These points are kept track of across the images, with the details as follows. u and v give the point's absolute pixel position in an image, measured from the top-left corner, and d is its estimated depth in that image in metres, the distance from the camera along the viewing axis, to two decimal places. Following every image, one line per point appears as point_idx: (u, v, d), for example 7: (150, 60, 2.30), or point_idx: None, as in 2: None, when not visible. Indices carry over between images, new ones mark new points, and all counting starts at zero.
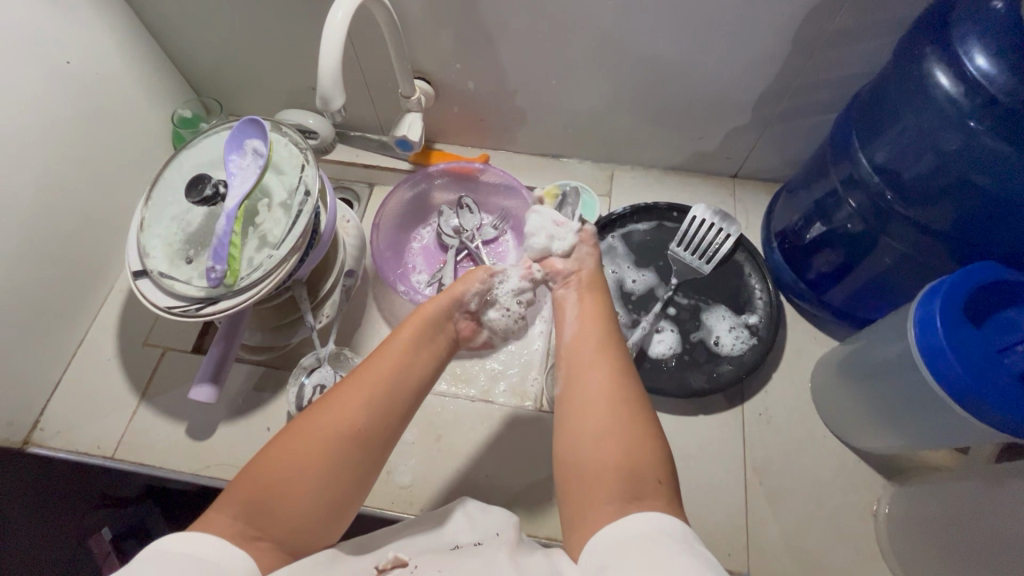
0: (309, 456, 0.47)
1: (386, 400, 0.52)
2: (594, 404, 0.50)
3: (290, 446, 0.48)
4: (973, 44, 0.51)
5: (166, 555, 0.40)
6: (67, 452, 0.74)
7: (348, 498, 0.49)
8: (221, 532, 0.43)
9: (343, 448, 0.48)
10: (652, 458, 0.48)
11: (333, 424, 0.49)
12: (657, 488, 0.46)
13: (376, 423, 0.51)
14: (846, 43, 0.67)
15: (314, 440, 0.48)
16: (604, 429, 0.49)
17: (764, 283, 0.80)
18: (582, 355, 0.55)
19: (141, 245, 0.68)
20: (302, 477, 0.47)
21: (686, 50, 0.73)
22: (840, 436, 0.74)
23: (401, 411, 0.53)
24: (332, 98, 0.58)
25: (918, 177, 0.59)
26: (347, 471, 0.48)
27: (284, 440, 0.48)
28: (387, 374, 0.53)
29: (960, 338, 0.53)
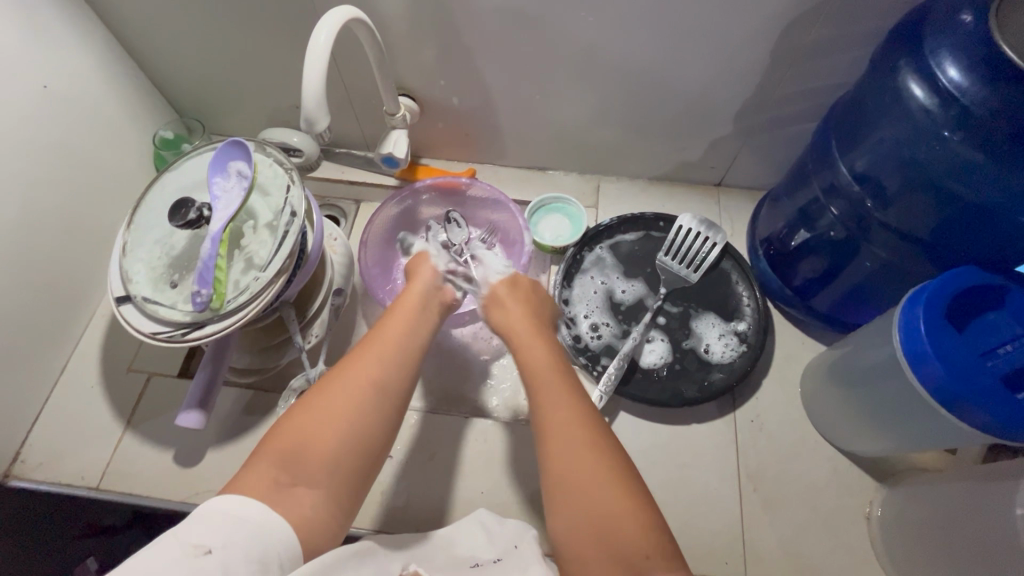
0: (335, 408, 0.49)
1: (403, 360, 0.55)
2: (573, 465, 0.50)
3: (317, 399, 0.50)
4: (945, 57, 0.52)
5: (215, 518, 0.42)
6: (48, 483, 0.72)
7: (376, 442, 0.50)
8: (254, 489, 0.45)
9: (368, 399, 0.51)
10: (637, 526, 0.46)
11: (353, 379, 0.51)
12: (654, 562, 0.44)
13: (394, 376, 0.53)
14: (822, 55, 0.68)
15: (339, 395, 0.50)
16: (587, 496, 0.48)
17: (751, 290, 0.81)
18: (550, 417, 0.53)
19: (124, 270, 0.67)
20: (331, 428, 0.49)
21: (668, 64, 0.74)
22: (831, 440, 0.75)
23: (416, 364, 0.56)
24: (316, 119, 0.57)
25: (896, 185, 0.60)
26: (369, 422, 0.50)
27: (310, 398, 0.51)
28: (403, 336, 0.57)
29: (945, 344, 0.54)
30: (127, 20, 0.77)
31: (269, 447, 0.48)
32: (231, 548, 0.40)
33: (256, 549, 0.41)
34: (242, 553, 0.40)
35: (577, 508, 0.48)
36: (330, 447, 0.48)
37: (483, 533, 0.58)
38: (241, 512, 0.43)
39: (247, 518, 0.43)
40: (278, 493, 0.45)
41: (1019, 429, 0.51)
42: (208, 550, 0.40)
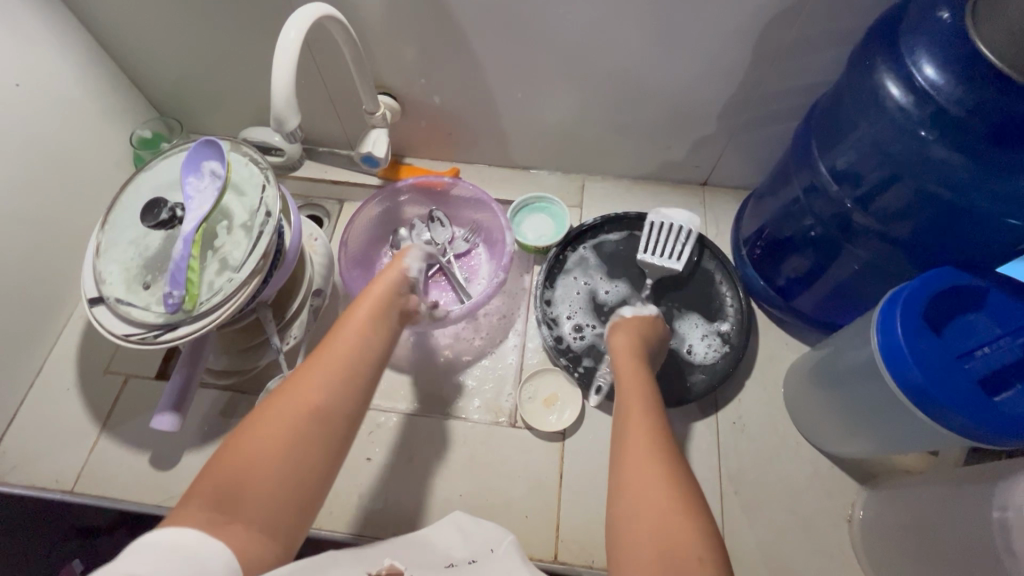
0: (276, 434, 0.47)
1: (347, 382, 0.53)
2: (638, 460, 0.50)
3: (255, 427, 0.47)
4: (921, 55, 0.51)
5: (147, 546, 0.37)
6: (23, 487, 0.71)
7: (322, 466, 0.48)
8: (190, 518, 0.40)
9: (314, 422, 0.49)
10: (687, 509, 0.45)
11: (296, 407, 0.49)
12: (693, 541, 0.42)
13: (343, 401, 0.52)
14: (803, 54, 0.68)
15: (280, 420, 0.48)
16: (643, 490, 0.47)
17: (734, 290, 0.80)
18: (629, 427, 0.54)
19: (97, 271, 0.67)
20: (273, 454, 0.46)
21: (649, 63, 0.73)
22: (813, 442, 0.74)
23: (362, 388, 0.54)
24: (285, 119, 0.56)
25: (875, 185, 0.59)
26: (309, 448, 0.47)
27: (248, 428, 0.47)
28: (347, 355, 0.55)
29: (923, 346, 0.53)
30: (102, 17, 0.76)
31: (204, 481, 0.43)
32: (167, 572, 0.35)
33: (196, 573, 0.36)
34: (180, 575, 0.36)
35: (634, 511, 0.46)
36: (271, 474, 0.45)
37: (459, 532, 0.55)
38: (178, 540, 0.38)
39: (185, 545, 0.38)
40: (219, 525, 0.40)
41: (995, 431, 0.50)
42: None
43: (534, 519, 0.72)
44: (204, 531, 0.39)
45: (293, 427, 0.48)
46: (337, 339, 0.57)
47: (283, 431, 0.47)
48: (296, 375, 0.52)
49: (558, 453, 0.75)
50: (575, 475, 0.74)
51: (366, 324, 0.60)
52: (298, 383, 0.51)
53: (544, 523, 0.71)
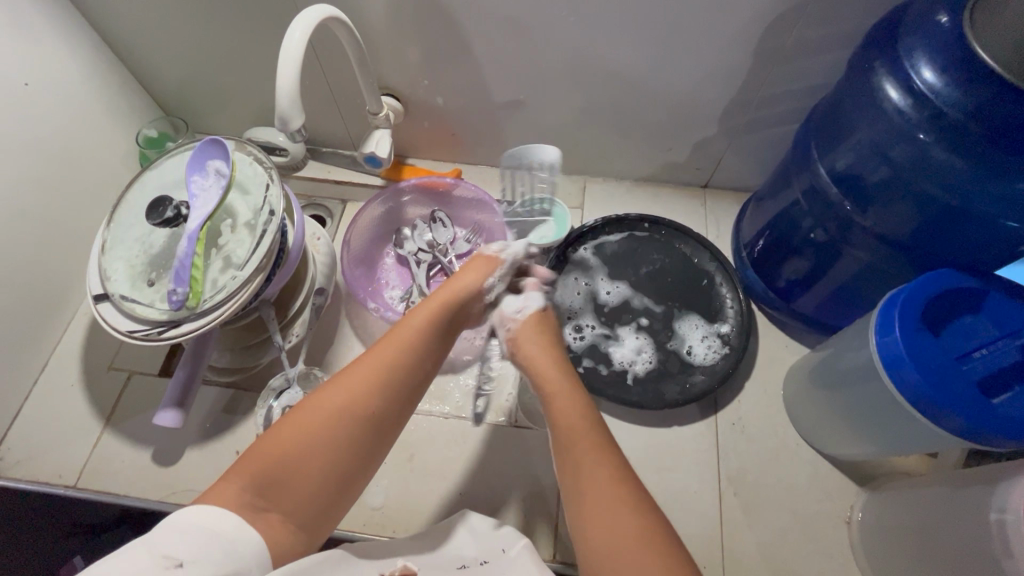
0: (322, 430, 0.48)
1: (398, 387, 0.52)
2: (607, 509, 0.47)
3: (303, 416, 0.48)
4: (920, 58, 0.52)
5: (184, 530, 0.40)
6: (26, 481, 0.72)
7: (357, 468, 0.50)
8: (230, 502, 0.43)
9: (359, 426, 0.50)
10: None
11: (344, 407, 0.49)
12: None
13: (390, 406, 0.52)
14: (803, 57, 0.68)
15: (327, 415, 0.49)
16: (617, 547, 0.44)
17: (734, 292, 0.80)
18: (587, 477, 0.49)
19: (103, 268, 0.67)
20: (316, 451, 0.47)
21: (650, 65, 0.74)
22: (813, 444, 0.74)
23: (411, 392, 0.54)
24: (290, 118, 0.56)
25: (875, 188, 0.60)
26: (350, 450, 0.49)
27: (298, 414, 0.49)
28: (404, 356, 0.53)
29: (920, 347, 0.54)
30: (110, 18, 0.77)
31: (251, 461, 0.46)
32: (201, 561, 0.38)
33: (228, 566, 0.40)
34: (213, 564, 0.39)
35: (600, 538, 0.46)
36: (312, 470, 0.47)
37: (471, 538, 0.55)
38: (215, 522, 0.41)
39: (219, 530, 0.41)
40: (255, 509, 0.44)
41: (992, 432, 0.51)
42: (179, 563, 0.38)
43: (533, 518, 0.72)
44: (244, 516, 0.43)
45: (338, 427, 0.49)
46: (397, 333, 0.55)
47: (329, 429, 0.48)
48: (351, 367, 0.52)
49: None
50: None
51: (430, 324, 0.56)
52: (349, 379, 0.51)
53: (543, 522, 0.72)
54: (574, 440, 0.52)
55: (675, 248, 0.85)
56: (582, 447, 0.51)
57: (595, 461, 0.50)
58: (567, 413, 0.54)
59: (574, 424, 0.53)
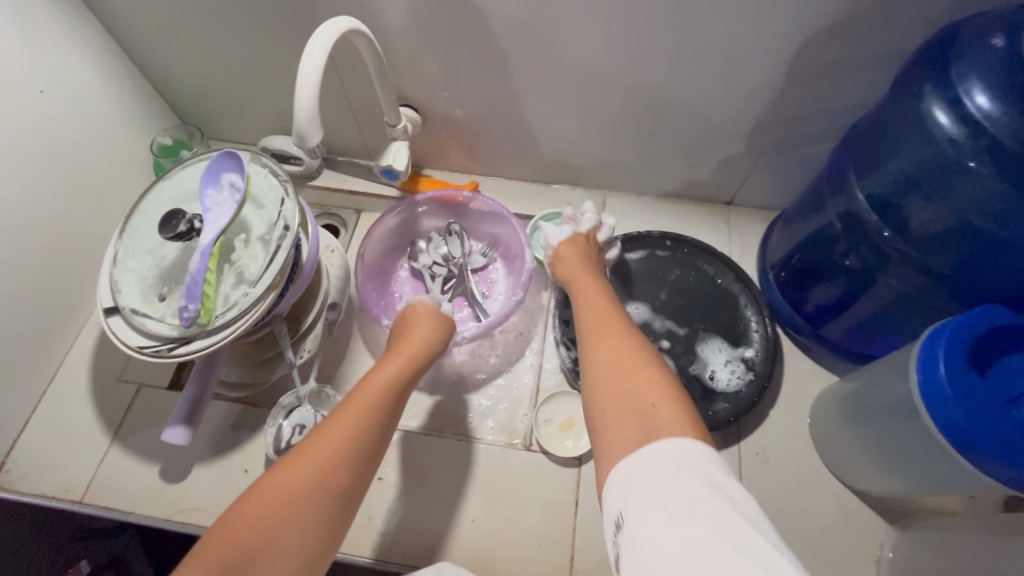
0: (288, 510, 0.44)
1: (362, 455, 0.50)
2: (613, 362, 0.52)
3: (267, 494, 0.45)
4: (974, 84, 0.49)
5: None
6: (33, 496, 0.71)
7: (324, 552, 0.45)
8: None
9: (326, 501, 0.46)
10: (664, 389, 0.47)
11: (317, 471, 0.47)
12: (668, 412, 0.45)
13: (362, 471, 0.50)
14: (840, 75, 0.66)
15: (292, 491, 0.45)
16: (621, 370, 0.51)
17: (760, 316, 0.77)
18: (600, 344, 0.55)
19: (114, 280, 0.66)
20: (283, 533, 0.43)
21: (679, 80, 0.71)
22: (841, 478, 0.71)
23: (372, 461, 0.52)
24: (308, 135, 0.55)
25: (917, 216, 0.57)
26: (316, 529, 0.45)
27: (258, 493, 0.45)
28: (369, 417, 0.53)
29: (965, 388, 0.51)
30: (127, 24, 0.76)
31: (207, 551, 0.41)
32: None
33: None
34: None
35: (608, 386, 0.50)
36: (279, 555, 0.43)
37: None
38: None
39: None
40: None
41: None
42: None
43: (548, 548, 0.69)
44: None
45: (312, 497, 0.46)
46: (358, 396, 0.55)
47: (295, 507, 0.45)
48: (315, 432, 0.50)
49: (574, 480, 0.73)
50: (591, 503, 0.71)
51: (390, 385, 0.58)
52: (316, 447, 0.48)
53: (558, 552, 0.69)
54: (594, 312, 0.61)
55: (698, 267, 0.82)
56: (601, 311, 0.61)
57: (606, 334, 0.56)
58: (588, 292, 0.65)
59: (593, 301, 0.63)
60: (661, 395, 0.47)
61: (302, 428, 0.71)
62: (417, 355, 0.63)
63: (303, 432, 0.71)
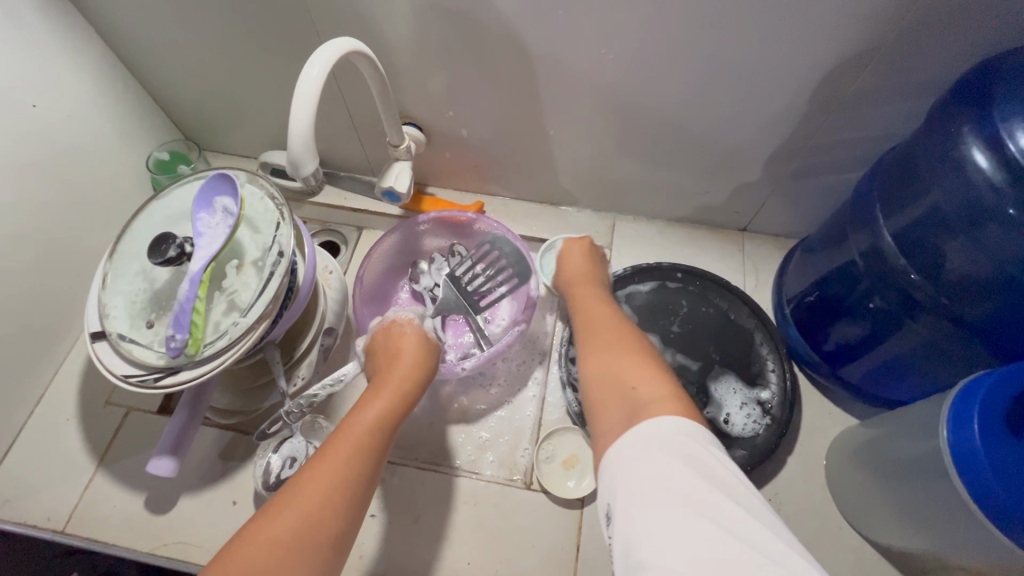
0: (281, 560, 0.41)
1: (352, 499, 0.47)
2: (607, 363, 0.51)
3: (257, 544, 0.41)
4: (1017, 125, 0.45)
5: None
6: (13, 525, 0.68)
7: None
8: None
9: (319, 554, 0.43)
10: (653, 372, 0.48)
11: (304, 519, 0.44)
12: (649, 391, 0.45)
13: (350, 513, 0.47)
14: (866, 106, 0.62)
15: (285, 540, 0.42)
16: (612, 360, 0.51)
17: (777, 356, 0.74)
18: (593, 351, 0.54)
19: (101, 304, 0.63)
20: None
21: (695, 106, 0.68)
22: (858, 528, 0.67)
23: (359, 508, 0.48)
24: (302, 163, 0.52)
25: (950, 261, 0.53)
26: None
27: (246, 543, 0.41)
28: (362, 459, 0.50)
29: (1001, 453, 0.47)
30: (126, 37, 0.74)
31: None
32: None
33: None
34: None
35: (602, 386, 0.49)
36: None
37: None
38: None
39: None
40: None
41: None
42: None
43: None
44: None
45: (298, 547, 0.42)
46: (348, 434, 0.52)
47: (287, 560, 0.41)
48: (307, 475, 0.47)
49: (576, 522, 0.70)
50: (593, 548, 0.68)
51: (383, 420, 0.55)
52: (308, 488, 0.46)
53: None
54: (592, 317, 0.61)
55: (710, 301, 0.79)
56: (598, 312, 0.61)
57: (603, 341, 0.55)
58: (587, 295, 0.67)
59: (591, 303, 0.64)
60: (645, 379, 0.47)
61: (293, 461, 0.69)
62: (411, 393, 0.60)
63: (294, 465, 0.69)
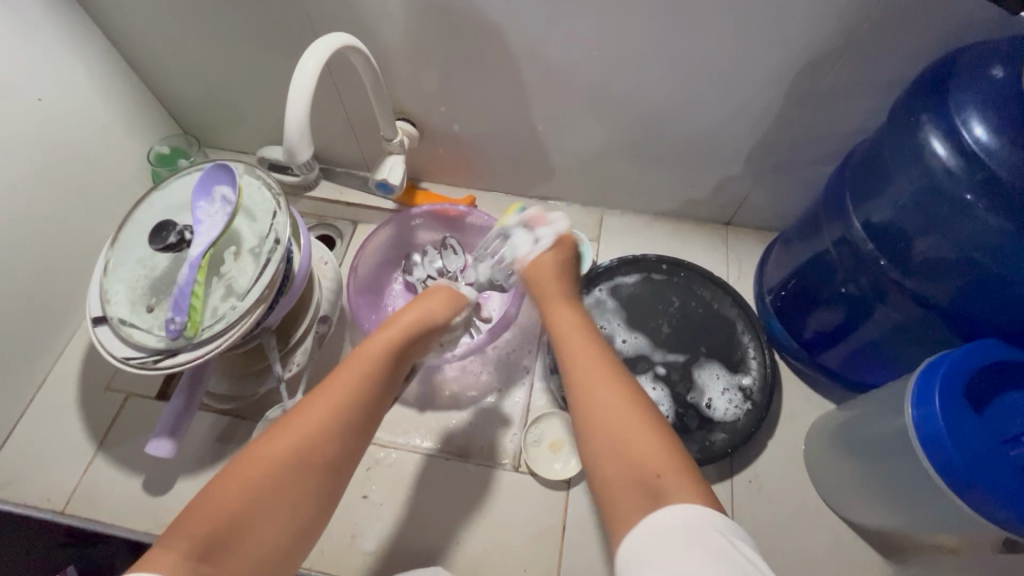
0: (278, 478, 0.44)
1: (351, 425, 0.50)
2: (607, 416, 0.47)
3: (253, 466, 0.44)
4: (971, 116, 0.49)
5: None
6: (13, 505, 0.70)
7: (310, 524, 0.46)
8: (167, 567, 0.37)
9: (308, 477, 0.46)
10: (665, 449, 0.44)
11: (295, 447, 0.46)
12: (678, 480, 0.41)
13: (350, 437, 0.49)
14: (839, 100, 0.65)
15: (280, 461, 0.45)
16: (618, 422, 0.46)
17: (757, 343, 0.76)
18: (589, 386, 0.50)
19: (103, 290, 0.65)
20: (272, 504, 0.44)
21: (678, 102, 0.71)
22: (835, 508, 0.70)
23: (363, 433, 0.51)
24: (299, 151, 0.55)
25: (915, 246, 0.56)
26: (305, 503, 0.45)
27: (241, 464, 0.45)
28: (358, 392, 0.51)
29: (961, 426, 0.49)
30: (129, 34, 0.76)
31: (192, 518, 0.41)
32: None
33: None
34: None
35: (604, 443, 0.46)
36: (266, 529, 0.43)
37: None
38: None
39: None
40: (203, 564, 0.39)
41: None
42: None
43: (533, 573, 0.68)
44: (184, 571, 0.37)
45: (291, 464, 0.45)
46: (353, 363, 0.53)
47: (283, 478, 0.45)
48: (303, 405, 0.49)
49: (563, 503, 0.72)
50: (579, 528, 0.70)
51: (387, 353, 0.56)
52: (305, 414, 0.48)
53: None
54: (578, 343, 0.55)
55: (694, 292, 0.82)
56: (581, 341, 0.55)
57: (600, 383, 0.49)
58: (565, 319, 0.59)
59: (571, 336, 0.56)
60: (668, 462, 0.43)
61: None
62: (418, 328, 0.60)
63: None
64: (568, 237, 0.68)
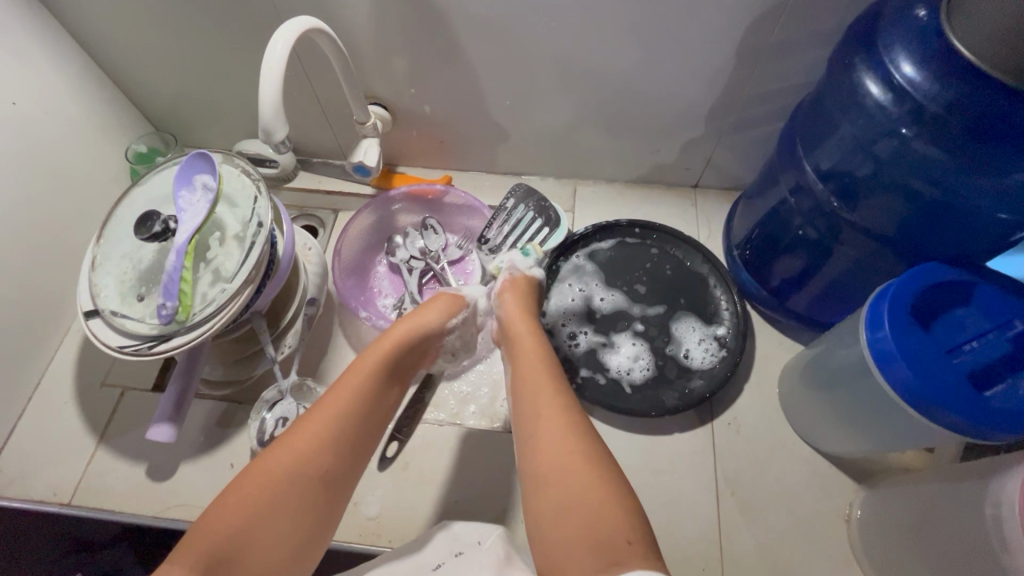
0: (282, 497, 0.47)
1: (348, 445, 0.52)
2: (566, 470, 0.49)
3: (254, 486, 0.47)
4: (899, 53, 0.52)
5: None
6: (22, 501, 0.72)
7: (314, 543, 0.49)
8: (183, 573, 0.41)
9: (315, 485, 0.49)
10: (614, 502, 0.46)
11: (299, 462, 0.49)
12: (628, 550, 0.43)
13: (348, 451, 0.52)
14: (788, 55, 0.68)
15: (286, 478, 0.48)
16: (574, 474, 0.49)
17: (729, 295, 0.80)
18: (553, 433, 0.52)
19: (93, 284, 0.67)
20: (273, 527, 0.46)
21: (637, 69, 0.74)
22: (809, 441, 0.74)
23: (363, 444, 0.54)
24: (274, 129, 0.57)
25: (862, 185, 0.60)
26: (311, 515, 0.48)
27: (252, 477, 0.48)
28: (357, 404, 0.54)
29: (910, 342, 0.53)
30: (98, 36, 0.78)
31: (191, 545, 0.44)
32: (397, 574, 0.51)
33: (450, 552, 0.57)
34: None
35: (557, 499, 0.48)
36: (273, 543, 0.46)
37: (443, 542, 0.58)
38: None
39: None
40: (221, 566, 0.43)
41: (986, 426, 0.50)
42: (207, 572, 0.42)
43: None
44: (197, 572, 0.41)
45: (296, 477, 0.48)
46: (345, 383, 0.56)
47: (281, 502, 0.47)
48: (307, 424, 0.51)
49: None
50: None
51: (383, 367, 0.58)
52: (306, 436, 0.50)
53: None
54: (540, 387, 0.57)
55: (667, 251, 0.85)
56: (541, 380, 0.58)
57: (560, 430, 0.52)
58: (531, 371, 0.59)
59: (541, 380, 0.58)
60: (621, 525, 0.44)
61: (285, 421, 0.73)
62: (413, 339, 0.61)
63: (286, 425, 0.73)
64: (522, 279, 0.72)
